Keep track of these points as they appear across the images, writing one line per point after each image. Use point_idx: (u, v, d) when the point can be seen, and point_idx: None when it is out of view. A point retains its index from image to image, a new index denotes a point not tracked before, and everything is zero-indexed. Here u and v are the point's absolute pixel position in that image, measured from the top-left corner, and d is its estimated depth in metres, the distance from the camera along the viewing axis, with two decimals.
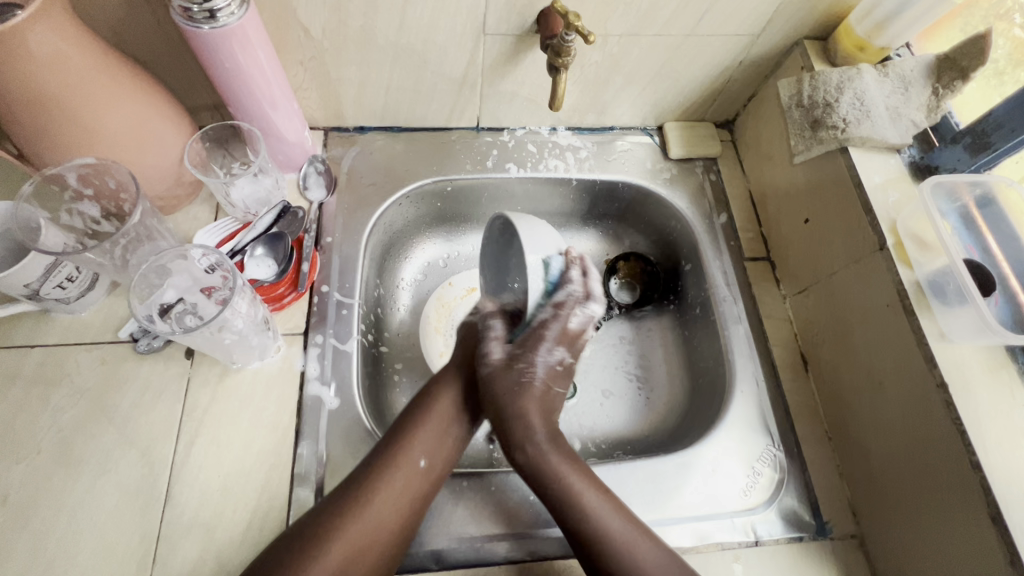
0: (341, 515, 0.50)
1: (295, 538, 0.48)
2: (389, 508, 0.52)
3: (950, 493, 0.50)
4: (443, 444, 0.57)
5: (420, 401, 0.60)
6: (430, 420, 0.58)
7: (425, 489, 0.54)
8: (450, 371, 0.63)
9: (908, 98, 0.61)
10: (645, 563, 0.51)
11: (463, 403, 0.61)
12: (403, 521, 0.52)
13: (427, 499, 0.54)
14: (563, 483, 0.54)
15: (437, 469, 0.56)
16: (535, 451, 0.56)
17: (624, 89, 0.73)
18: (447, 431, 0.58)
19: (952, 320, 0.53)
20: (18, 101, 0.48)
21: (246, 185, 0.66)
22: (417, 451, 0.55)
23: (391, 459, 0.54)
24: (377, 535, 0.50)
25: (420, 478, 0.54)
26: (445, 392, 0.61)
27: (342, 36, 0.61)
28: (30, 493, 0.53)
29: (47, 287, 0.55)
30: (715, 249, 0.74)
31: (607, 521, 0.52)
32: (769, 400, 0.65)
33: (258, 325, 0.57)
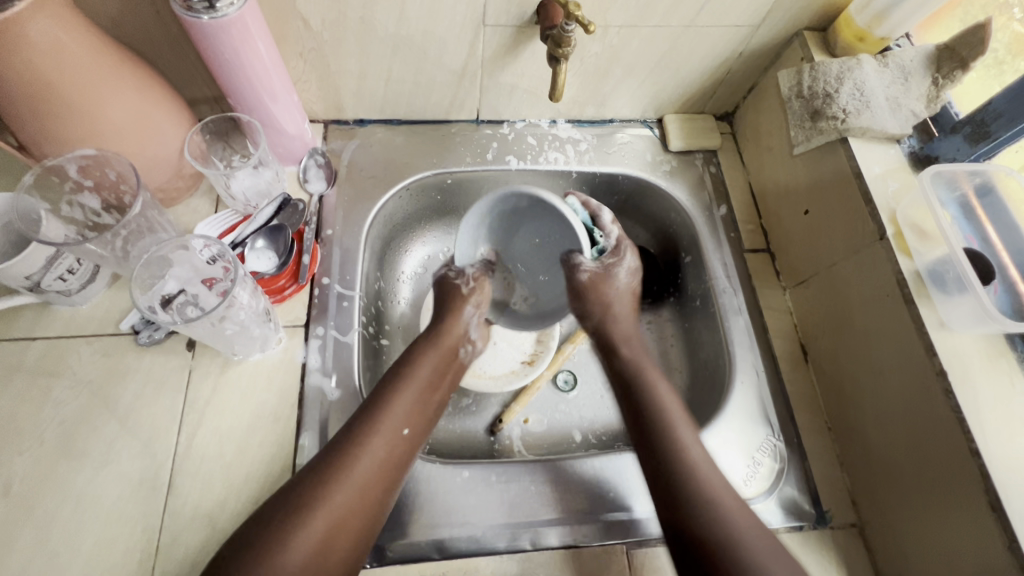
0: (323, 484, 0.50)
1: (279, 510, 0.48)
2: (371, 475, 0.51)
3: (941, 459, 0.51)
4: (420, 410, 0.58)
5: (396, 370, 0.60)
6: (408, 387, 0.58)
7: (404, 456, 0.55)
8: (428, 341, 0.64)
9: (908, 89, 0.61)
10: (707, 476, 0.53)
11: (443, 364, 0.63)
12: (386, 486, 0.52)
13: (404, 466, 0.54)
14: (652, 400, 0.60)
15: (416, 435, 0.56)
16: (629, 359, 0.65)
17: (624, 81, 0.73)
18: (425, 398, 0.59)
19: (952, 309, 0.53)
20: (17, 91, 0.48)
21: (246, 177, 0.66)
22: (396, 419, 0.55)
23: (369, 426, 0.54)
24: (360, 504, 0.50)
25: (398, 445, 0.54)
26: (424, 362, 0.61)
27: (342, 27, 0.61)
28: (33, 484, 0.53)
29: (48, 279, 0.55)
30: (715, 241, 0.74)
31: (682, 436, 0.56)
32: (769, 390, 0.65)
33: (260, 316, 0.57)
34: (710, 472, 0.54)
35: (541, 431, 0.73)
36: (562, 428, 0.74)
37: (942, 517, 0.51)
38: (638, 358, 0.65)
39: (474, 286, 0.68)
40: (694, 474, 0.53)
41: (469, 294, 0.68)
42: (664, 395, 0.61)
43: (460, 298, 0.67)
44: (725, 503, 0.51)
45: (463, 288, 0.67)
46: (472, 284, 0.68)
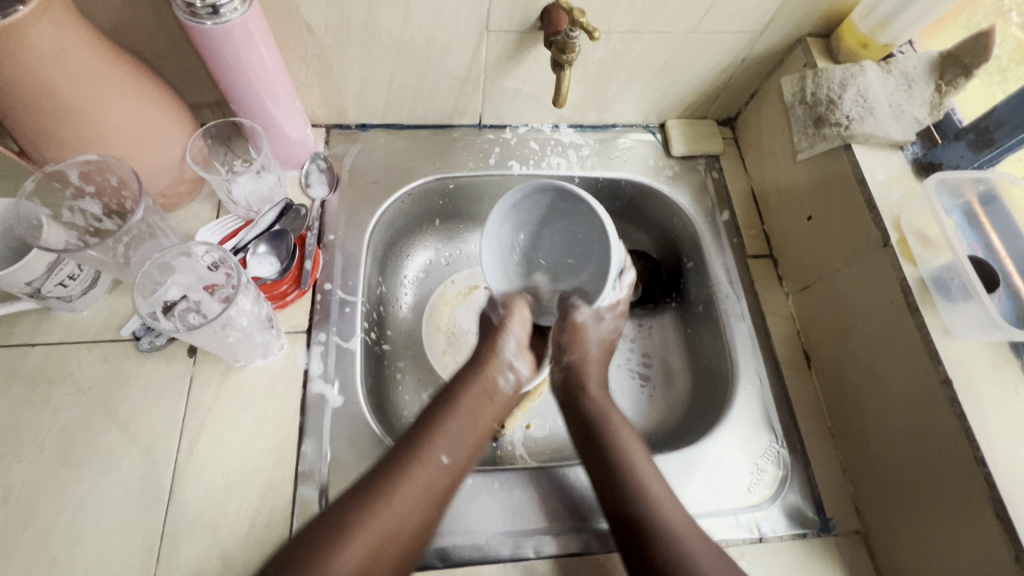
0: (363, 510, 0.48)
1: (316, 535, 0.46)
2: (410, 505, 0.50)
3: (949, 488, 0.50)
4: (466, 442, 0.56)
5: (444, 397, 0.58)
6: (455, 416, 0.57)
7: (447, 487, 0.53)
8: (473, 367, 0.62)
9: (911, 96, 0.61)
10: (670, 510, 0.52)
11: (489, 393, 0.60)
12: (422, 517, 0.50)
13: (446, 499, 0.53)
14: (610, 435, 0.57)
15: (459, 465, 0.55)
16: (597, 402, 0.60)
17: (627, 86, 0.73)
18: (469, 427, 0.57)
19: (955, 316, 0.53)
20: (20, 97, 0.48)
21: (248, 182, 0.65)
22: (441, 446, 0.54)
23: (413, 453, 0.53)
24: (397, 532, 0.49)
25: (441, 475, 0.53)
26: (470, 388, 0.60)
27: (345, 32, 0.61)
28: (33, 492, 0.53)
29: (48, 285, 0.55)
30: (718, 247, 0.74)
31: (644, 473, 0.54)
32: (772, 397, 0.65)
33: (262, 323, 0.57)
34: (657, 490, 0.53)
35: (543, 436, 0.73)
36: (563, 433, 0.73)
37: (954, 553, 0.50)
38: (605, 404, 0.60)
39: (506, 316, 0.65)
40: (654, 504, 0.52)
41: (502, 325, 0.64)
42: (623, 432, 0.57)
43: (495, 330, 0.64)
44: (680, 527, 0.50)
45: (495, 319, 0.65)
46: (502, 314, 0.65)
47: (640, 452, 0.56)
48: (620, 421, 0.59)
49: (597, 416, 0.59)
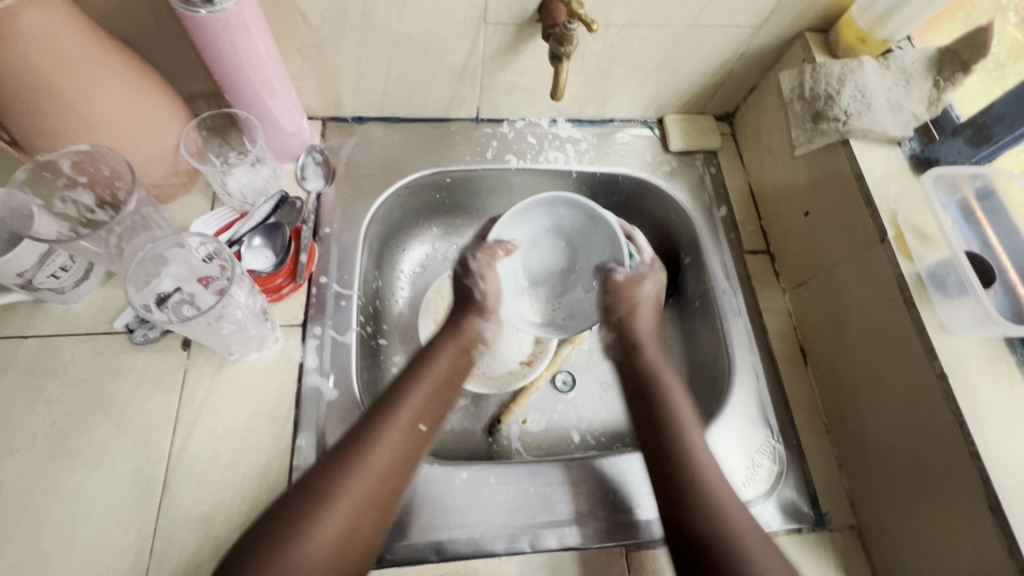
0: (340, 474, 0.49)
1: (295, 502, 0.47)
2: (385, 466, 0.51)
3: (938, 458, 0.51)
4: (435, 406, 0.57)
5: (415, 366, 0.60)
6: (424, 384, 0.58)
7: (417, 449, 0.54)
8: (447, 338, 0.64)
9: (909, 91, 0.61)
10: (713, 474, 0.53)
11: (457, 362, 0.62)
12: (399, 480, 0.51)
13: (417, 461, 0.54)
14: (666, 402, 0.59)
15: (432, 429, 0.56)
16: (649, 363, 0.63)
17: (625, 80, 0.73)
18: (440, 393, 0.58)
19: (952, 312, 0.53)
20: (11, 85, 0.47)
21: (243, 174, 0.65)
22: (413, 411, 0.55)
23: (386, 417, 0.54)
24: (378, 497, 0.50)
25: (414, 437, 0.54)
26: (440, 356, 0.61)
27: (341, 23, 0.60)
28: (24, 485, 0.52)
29: (40, 277, 0.54)
30: (715, 243, 0.74)
31: (693, 435, 0.56)
32: (768, 392, 0.65)
33: (257, 315, 0.56)
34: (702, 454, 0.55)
35: (539, 431, 0.73)
36: (560, 428, 0.73)
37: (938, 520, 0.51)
38: (659, 368, 0.63)
39: (487, 291, 0.66)
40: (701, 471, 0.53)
41: (484, 301, 0.66)
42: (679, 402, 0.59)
43: (473, 305, 0.66)
44: (723, 496, 0.52)
45: (477, 295, 0.66)
46: (484, 290, 0.66)
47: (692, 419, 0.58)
48: (675, 388, 0.61)
49: (655, 384, 0.61)
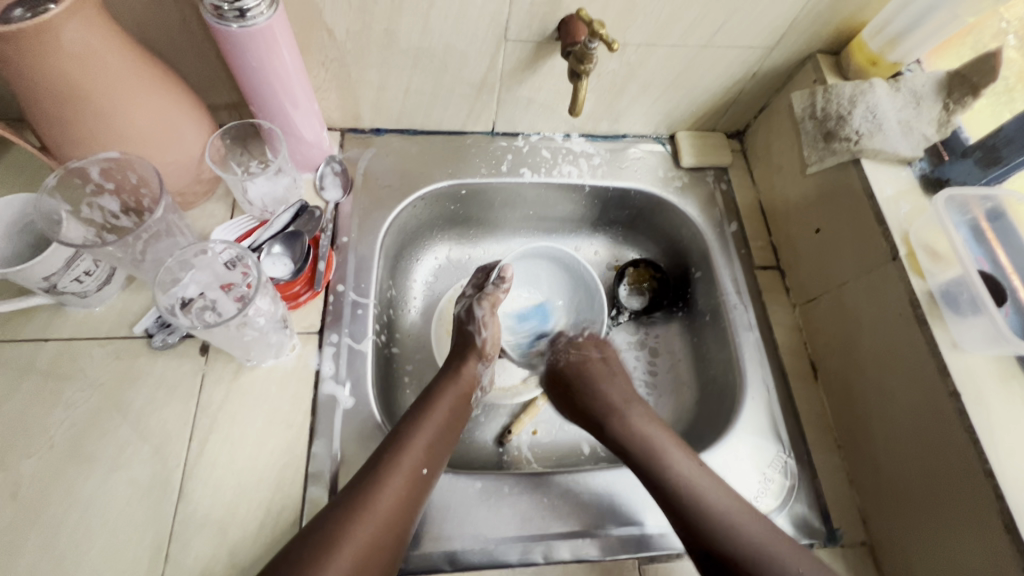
0: (346, 523, 0.49)
1: (299, 553, 0.46)
2: (385, 514, 0.50)
3: (958, 499, 0.51)
4: (437, 450, 0.57)
5: (416, 409, 0.60)
6: (426, 428, 0.58)
7: (422, 492, 0.54)
8: (448, 378, 0.64)
9: (919, 114, 0.62)
10: (731, 514, 0.54)
11: (458, 401, 0.62)
12: (400, 528, 0.51)
13: (422, 504, 0.53)
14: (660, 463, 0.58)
15: (433, 473, 0.55)
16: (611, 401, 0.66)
17: (640, 97, 0.74)
18: (441, 436, 0.58)
19: (964, 329, 0.53)
20: (49, 96, 0.48)
21: (263, 182, 0.65)
22: (415, 456, 0.55)
23: (388, 463, 0.53)
24: (380, 544, 0.49)
25: (416, 484, 0.53)
26: (441, 401, 0.61)
27: (365, 37, 0.62)
28: (40, 488, 0.52)
29: (64, 281, 0.55)
30: (726, 257, 0.75)
31: (666, 456, 0.58)
32: (780, 408, 0.65)
33: (277, 323, 0.57)
34: (714, 496, 0.55)
35: (549, 442, 0.73)
36: (569, 439, 0.74)
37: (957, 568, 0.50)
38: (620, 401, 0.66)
39: (487, 338, 0.68)
40: (706, 507, 0.54)
41: (483, 348, 0.68)
42: (677, 458, 0.58)
43: (473, 351, 0.67)
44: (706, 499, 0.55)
45: (477, 340, 0.68)
46: (485, 337, 0.68)
47: (688, 465, 0.57)
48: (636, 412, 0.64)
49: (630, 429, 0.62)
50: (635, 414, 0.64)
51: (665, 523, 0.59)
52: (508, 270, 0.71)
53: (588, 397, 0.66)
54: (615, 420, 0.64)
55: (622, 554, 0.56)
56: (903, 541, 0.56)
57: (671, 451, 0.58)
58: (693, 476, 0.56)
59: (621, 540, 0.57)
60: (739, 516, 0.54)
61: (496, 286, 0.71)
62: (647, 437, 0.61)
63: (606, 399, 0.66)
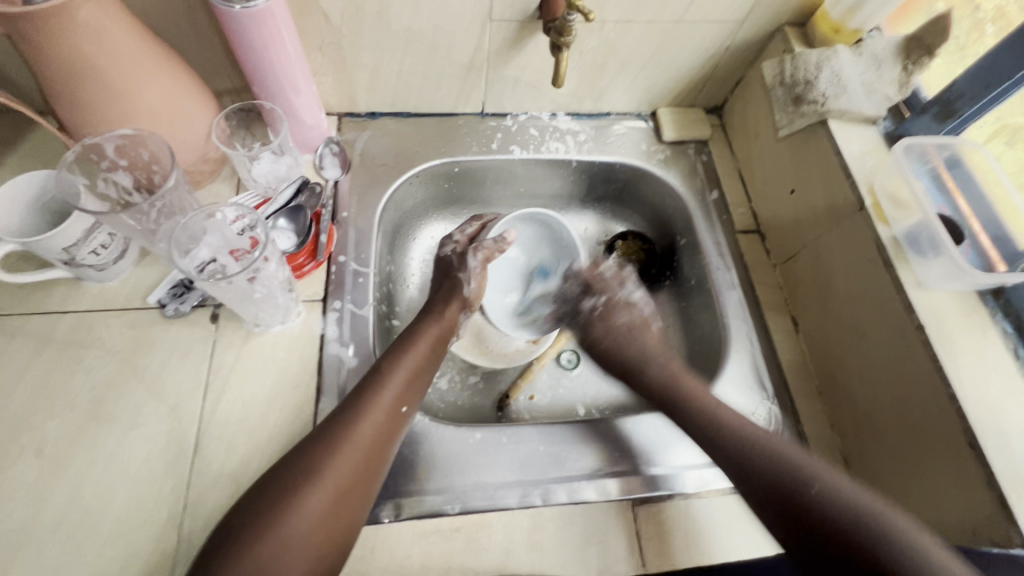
0: (327, 455, 0.52)
1: (286, 480, 0.50)
2: (368, 447, 0.54)
3: (931, 430, 0.54)
4: (414, 389, 0.60)
5: (396, 347, 0.62)
6: (405, 367, 0.60)
7: (397, 429, 0.57)
8: (430, 321, 0.67)
9: (881, 75, 0.66)
10: (821, 477, 0.52)
11: (435, 347, 0.65)
12: (382, 459, 0.55)
13: (397, 438, 0.57)
14: (702, 409, 0.60)
15: (412, 410, 0.59)
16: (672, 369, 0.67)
17: (620, 74, 0.78)
18: (419, 374, 0.61)
19: (927, 269, 0.57)
20: (66, 75, 0.52)
21: (266, 162, 0.70)
22: (395, 394, 0.58)
23: (369, 400, 0.56)
24: (358, 474, 0.52)
25: (394, 419, 0.57)
26: (420, 341, 0.64)
27: (358, 21, 0.66)
28: (63, 446, 0.55)
29: (82, 253, 0.58)
30: (708, 224, 0.78)
31: (716, 406, 0.60)
32: (763, 359, 0.69)
33: (284, 286, 0.60)
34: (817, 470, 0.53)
35: (546, 405, 0.76)
36: (565, 401, 0.77)
37: (930, 492, 0.54)
38: (675, 372, 0.67)
39: (474, 288, 0.72)
40: (828, 489, 0.51)
41: (468, 297, 0.71)
42: (718, 404, 0.61)
43: (459, 298, 0.71)
44: (763, 441, 0.56)
45: (464, 290, 0.71)
46: (472, 288, 0.72)
47: (761, 433, 0.57)
48: (687, 377, 0.65)
49: (676, 389, 0.64)
50: (666, 364, 0.68)
51: (674, 464, 0.62)
52: (511, 234, 0.74)
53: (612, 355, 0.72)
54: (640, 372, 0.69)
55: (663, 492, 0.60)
56: (882, 470, 0.59)
57: (733, 416, 0.59)
58: (791, 452, 0.55)
59: (620, 482, 0.60)
60: (805, 455, 0.54)
61: (494, 243, 0.73)
62: (682, 383, 0.64)
63: (629, 353, 0.71)
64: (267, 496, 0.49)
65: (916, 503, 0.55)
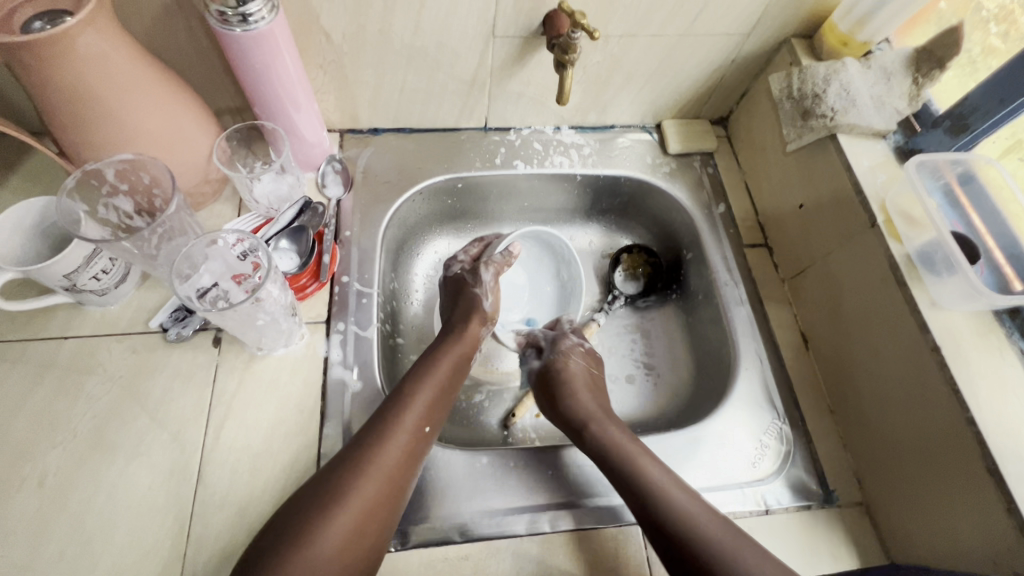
0: (350, 477, 0.51)
1: (309, 504, 0.49)
2: (392, 469, 0.53)
3: (947, 447, 0.53)
4: (436, 410, 0.59)
5: (419, 367, 0.62)
6: (428, 389, 0.59)
7: (421, 451, 0.56)
8: (452, 340, 0.66)
9: (891, 89, 0.65)
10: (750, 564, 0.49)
11: (458, 367, 0.64)
12: (405, 483, 0.53)
13: (420, 461, 0.56)
14: (636, 472, 0.56)
15: (434, 431, 0.58)
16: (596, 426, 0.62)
17: (625, 88, 0.77)
18: (441, 396, 0.60)
19: (942, 288, 0.56)
20: (66, 101, 0.52)
21: (268, 181, 0.69)
22: (418, 415, 0.57)
23: (393, 422, 0.55)
24: (381, 498, 0.51)
25: (418, 441, 0.56)
26: (443, 362, 0.63)
27: (360, 39, 0.65)
28: (66, 476, 0.55)
29: (83, 279, 0.57)
30: (715, 238, 0.77)
31: (649, 470, 0.56)
32: (772, 376, 0.68)
33: (287, 311, 0.59)
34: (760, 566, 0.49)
35: (552, 423, 0.75)
36: None
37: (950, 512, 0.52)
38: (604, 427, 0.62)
39: (491, 303, 0.72)
40: None
41: (487, 312, 0.71)
42: (653, 469, 0.56)
43: (479, 314, 0.70)
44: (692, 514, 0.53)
45: (483, 305, 0.71)
46: (489, 302, 0.71)
47: (702, 511, 0.53)
48: (613, 426, 0.62)
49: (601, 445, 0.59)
50: (613, 426, 0.62)
51: None
52: (516, 247, 0.75)
53: (565, 401, 0.66)
54: (590, 428, 0.62)
55: (599, 524, 0.58)
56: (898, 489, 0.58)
57: (667, 486, 0.55)
58: (717, 535, 0.51)
59: (620, 508, 0.59)
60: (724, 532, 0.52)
61: (503, 256, 0.74)
62: (620, 444, 0.59)
63: (562, 397, 0.66)
64: (288, 520, 0.48)
65: (935, 526, 0.54)
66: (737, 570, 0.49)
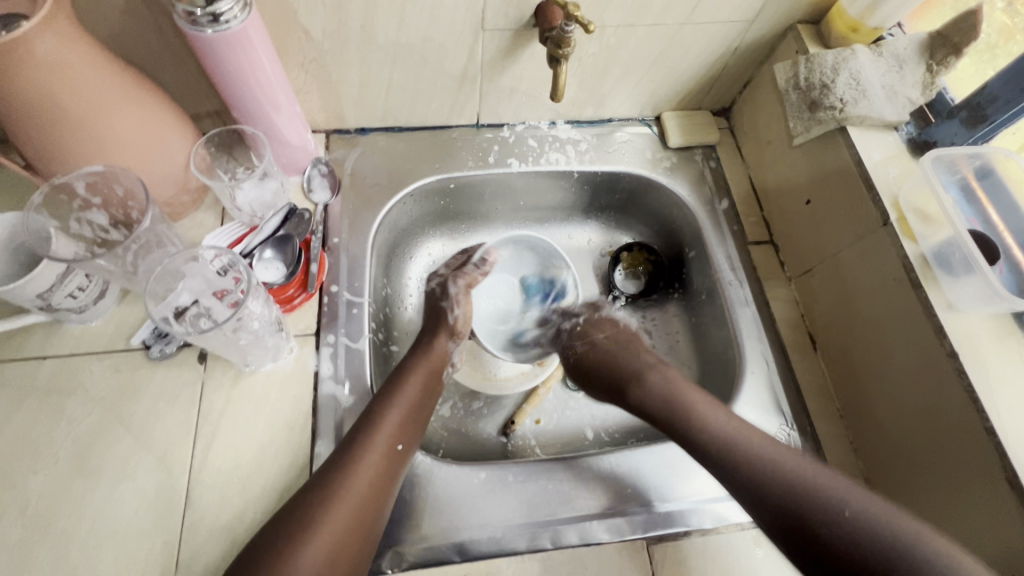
0: (320, 504, 0.49)
1: (280, 534, 0.47)
2: (364, 491, 0.51)
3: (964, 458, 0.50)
4: (410, 426, 0.57)
5: (390, 384, 0.59)
6: (399, 405, 0.57)
7: (396, 470, 0.54)
8: (418, 354, 0.64)
9: (904, 77, 0.62)
10: (840, 492, 0.49)
11: (429, 381, 0.62)
12: (380, 502, 0.51)
13: (395, 480, 0.53)
14: (699, 423, 0.57)
15: (408, 448, 0.56)
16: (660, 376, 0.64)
17: (623, 79, 0.74)
18: (414, 413, 0.58)
19: (958, 289, 0.53)
20: (26, 112, 0.48)
21: (251, 188, 0.66)
22: (390, 431, 0.55)
23: (362, 442, 0.53)
24: (355, 524, 0.49)
25: (391, 459, 0.54)
26: (414, 376, 0.61)
27: (342, 36, 0.61)
28: (47, 503, 0.53)
29: (58, 298, 0.55)
30: (719, 235, 0.74)
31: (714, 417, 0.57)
32: (780, 380, 0.65)
33: (272, 326, 0.57)
34: (889, 516, 0.47)
35: (553, 430, 0.73)
36: (574, 425, 0.74)
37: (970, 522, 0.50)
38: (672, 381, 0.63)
39: (459, 316, 0.69)
40: (824, 509, 0.49)
41: (454, 325, 0.68)
42: (712, 415, 0.58)
43: (445, 328, 0.68)
44: (755, 449, 0.54)
45: (449, 318, 0.68)
46: (457, 314, 0.69)
47: (780, 454, 0.53)
48: (670, 374, 0.64)
49: (665, 401, 0.61)
50: (667, 371, 0.65)
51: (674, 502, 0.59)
52: (492, 254, 0.74)
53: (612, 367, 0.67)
54: (636, 387, 0.64)
55: (623, 537, 0.56)
56: (914, 499, 0.55)
57: (733, 430, 0.56)
58: (790, 467, 0.52)
59: (624, 521, 0.57)
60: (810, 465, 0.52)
61: (477, 267, 0.73)
62: (677, 394, 0.61)
63: (622, 365, 0.67)
64: (260, 554, 0.46)
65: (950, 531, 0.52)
66: (808, 506, 0.49)
